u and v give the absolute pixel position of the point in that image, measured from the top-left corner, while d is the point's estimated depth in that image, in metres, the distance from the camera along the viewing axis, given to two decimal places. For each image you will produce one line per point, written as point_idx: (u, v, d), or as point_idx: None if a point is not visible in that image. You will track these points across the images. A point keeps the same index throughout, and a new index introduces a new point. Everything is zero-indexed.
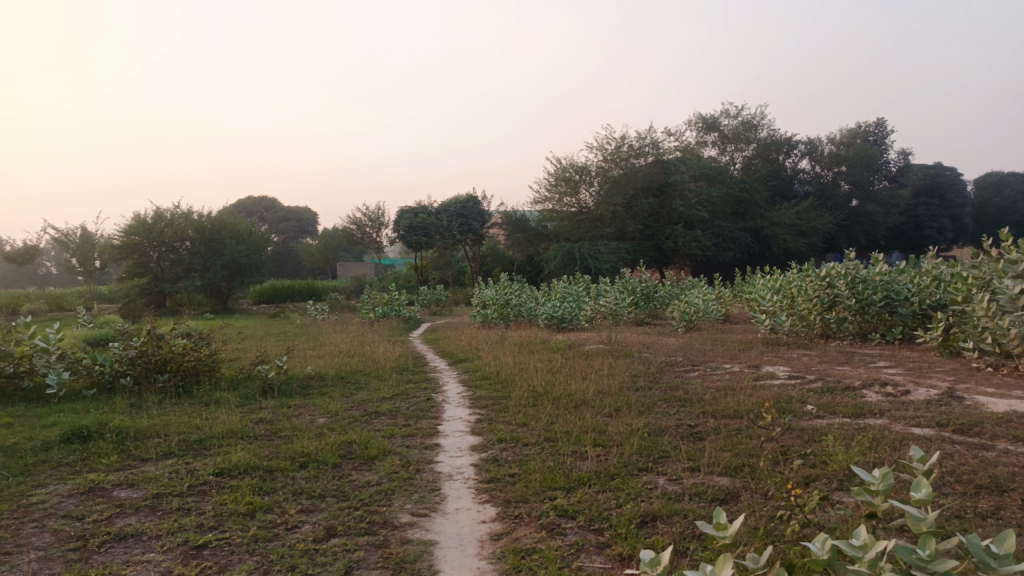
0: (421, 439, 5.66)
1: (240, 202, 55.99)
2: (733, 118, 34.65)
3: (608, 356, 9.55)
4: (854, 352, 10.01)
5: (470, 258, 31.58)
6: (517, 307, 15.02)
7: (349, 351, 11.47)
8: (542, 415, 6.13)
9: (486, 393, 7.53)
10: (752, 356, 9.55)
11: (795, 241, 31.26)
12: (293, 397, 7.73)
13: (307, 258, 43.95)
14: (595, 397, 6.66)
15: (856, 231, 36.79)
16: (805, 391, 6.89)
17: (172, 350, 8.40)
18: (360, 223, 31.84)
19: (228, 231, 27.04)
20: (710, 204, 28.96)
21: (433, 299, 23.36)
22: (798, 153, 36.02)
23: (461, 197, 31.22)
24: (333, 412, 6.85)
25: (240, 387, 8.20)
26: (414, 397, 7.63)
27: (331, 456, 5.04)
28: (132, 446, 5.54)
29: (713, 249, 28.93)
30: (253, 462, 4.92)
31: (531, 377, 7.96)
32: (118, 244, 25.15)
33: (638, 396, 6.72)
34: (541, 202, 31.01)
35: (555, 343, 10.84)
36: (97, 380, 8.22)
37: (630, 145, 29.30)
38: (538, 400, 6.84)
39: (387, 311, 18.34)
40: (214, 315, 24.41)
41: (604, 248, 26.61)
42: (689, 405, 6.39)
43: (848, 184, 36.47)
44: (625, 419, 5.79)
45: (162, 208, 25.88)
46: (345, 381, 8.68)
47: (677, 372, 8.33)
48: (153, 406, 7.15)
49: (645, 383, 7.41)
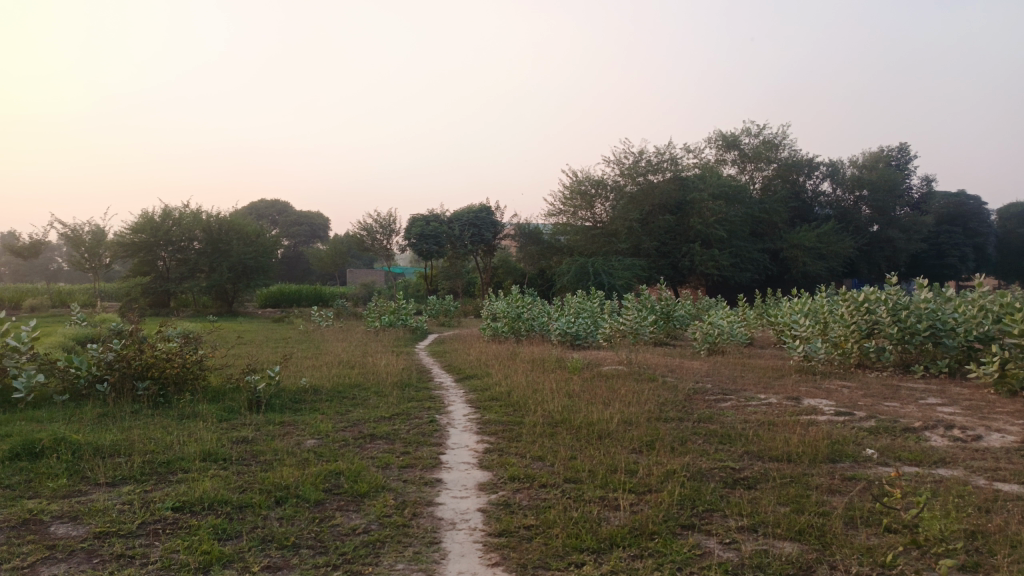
0: (420, 471, 4.89)
1: (253, 205, 55.64)
2: (754, 137, 33.78)
3: (629, 379, 8.75)
4: (897, 385, 9.17)
5: (480, 269, 31.45)
6: (529, 321, 14.26)
7: (350, 362, 10.73)
8: (561, 448, 5.37)
9: (496, 418, 6.76)
10: (787, 386, 8.73)
11: (814, 264, 30.34)
12: (282, 413, 6.97)
13: (315, 264, 43.35)
14: (620, 429, 5.88)
15: (876, 256, 35.84)
16: (857, 431, 6.09)
17: (155, 354, 7.66)
18: (370, 229, 31.21)
19: (236, 232, 26.42)
20: (728, 223, 28.13)
21: (441, 310, 22.61)
22: (819, 175, 35.05)
23: (474, 207, 30.56)
24: (325, 433, 6.10)
25: (225, 398, 7.46)
26: (416, 418, 6.87)
27: (313, 492, 4.27)
28: (87, 467, 4.77)
29: (730, 269, 28.06)
30: (221, 496, 4.16)
31: (546, 401, 7.18)
32: (123, 241, 24.58)
33: (670, 430, 5.94)
34: (555, 215, 30.21)
35: (571, 362, 10.06)
36: (70, 385, 7.48)
37: (648, 161, 28.60)
38: (554, 429, 6.06)
39: (393, 320, 17.59)
40: (218, 318, 23.76)
41: (618, 263, 25.82)
42: (730, 442, 5.60)
43: (869, 209, 35.55)
44: (658, 458, 5.01)
45: (171, 207, 25.37)
46: (342, 396, 7.94)
47: (708, 401, 7.53)
48: (125, 418, 6.42)
49: (675, 414, 6.61)
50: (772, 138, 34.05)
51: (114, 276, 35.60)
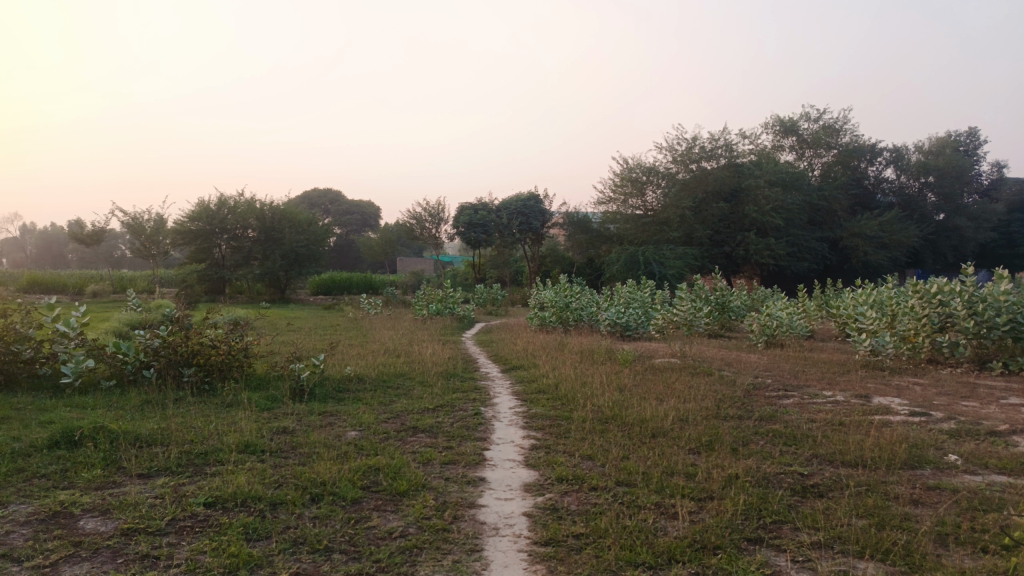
0: (463, 468, 4.63)
1: (306, 194, 56.38)
2: (813, 122, 32.45)
3: (683, 373, 8.36)
4: (974, 383, 8.53)
5: (528, 258, 31.14)
6: (577, 311, 13.90)
7: (397, 351, 10.58)
8: (612, 447, 5.07)
9: (543, 412, 6.47)
10: (853, 382, 8.21)
11: (876, 254, 29.10)
12: (325, 402, 6.83)
13: (365, 252, 43.68)
14: (674, 427, 5.54)
15: (941, 246, 34.24)
16: (935, 433, 5.60)
17: (201, 341, 7.61)
18: (419, 218, 31.22)
19: (289, 220, 26.54)
20: (785, 211, 27.17)
21: (489, 299, 22.40)
22: (882, 161, 33.59)
23: (523, 195, 30.23)
24: (366, 425, 5.91)
25: (269, 386, 7.36)
26: (460, 410, 6.63)
27: (350, 489, 4.05)
28: (125, 457, 4.66)
29: (786, 259, 27.11)
30: (254, 491, 3.97)
31: (596, 395, 6.86)
32: (181, 229, 25.10)
33: (729, 429, 5.57)
34: (605, 203, 29.68)
35: (622, 354, 9.70)
36: (119, 371, 7.47)
37: (701, 147, 27.80)
38: (605, 425, 5.75)
39: (441, 309, 17.43)
40: (270, 305, 24.02)
41: (670, 252, 25.17)
42: (795, 444, 5.20)
43: (935, 196, 33.96)
44: (717, 460, 4.65)
45: (226, 195, 25.81)
46: (386, 386, 7.77)
47: (769, 398, 7.10)
48: (168, 407, 6.34)
49: (735, 412, 6.23)
50: (832, 123, 32.61)
51: (172, 264, 36.59)
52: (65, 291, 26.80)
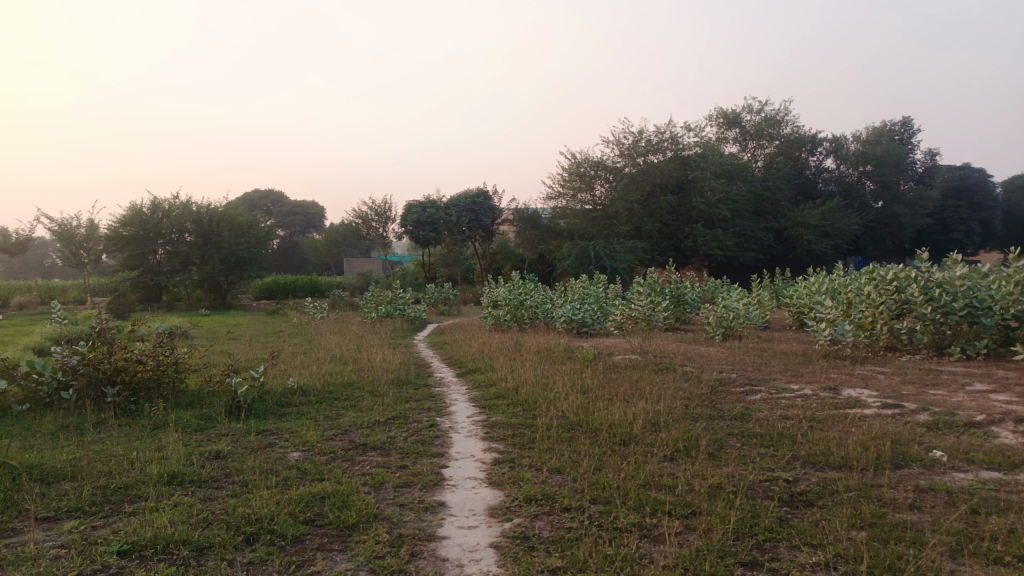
0: (419, 492, 4.16)
1: (247, 196, 54.66)
2: (755, 113, 32.80)
3: (645, 371, 8.05)
4: (935, 369, 8.43)
5: (479, 255, 30.68)
6: (532, 308, 13.55)
7: (344, 357, 10.00)
8: (583, 458, 4.69)
9: (504, 420, 6.06)
10: (817, 374, 8.02)
11: (819, 243, 29.57)
12: (266, 419, 6.27)
13: (310, 254, 42.42)
14: (645, 432, 5.18)
15: (881, 233, 35.08)
16: (913, 427, 5.38)
17: (126, 357, 6.93)
18: (365, 217, 30.42)
19: (229, 223, 25.51)
20: (732, 202, 27.35)
21: (440, 298, 21.87)
22: (822, 151, 34.16)
23: (471, 191, 29.73)
24: (310, 444, 5.38)
25: (204, 404, 6.74)
26: (414, 422, 6.16)
27: (291, 526, 3.55)
28: (28, 497, 4.03)
29: (733, 250, 27.31)
30: (177, 535, 3.43)
31: (558, 399, 6.47)
32: (112, 235, 23.80)
33: (702, 432, 5.25)
34: (554, 198, 29.40)
35: (581, 352, 9.35)
36: (32, 394, 6.71)
37: (648, 140, 27.73)
38: (571, 433, 5.36)
39: (391, 310, 16.83)
40: (211, 312, 22.96)
41: (620, 246, 25.04)
42: (774, 446, 4.91)
43: (873, 184, 34.75)
44: (696, 469, 4.30)
45: (160, 198, 24.58)
46: (333, 397, 7.25)
47: (737, 395, 6.83)
48: (86, 433, 5.68)
49: (705, 412, 5.93)
50: (773, 115, 33.02)
51: (105, 271, 34.93)
52: None
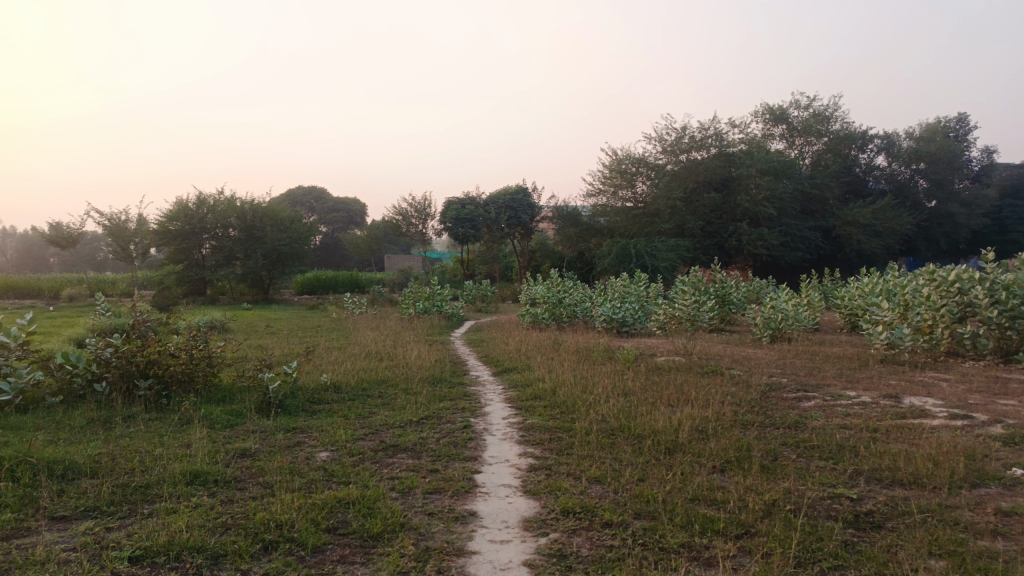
0: (449, 499, 3.91)
1: (289, 192, 55.31)
2: (803, 109, 31.82)
3: (689, 373, 7.68)
4: (1002, 377, 7.87)
5: (518, 253, 30.44)
6: (571, 307, 13.23)
7: (379, 354, 9.84)
8: (626, 467, 4.39)
9: (540, 423, 5.78)
10: (874, 380, 7.57)
11: (869, 243, 28.57)
12: (297, 416, 6.11)
13: (351, 250, 42.70)
14: (692, 441, 4.85)
15: (934, 233, 33.77)
16: (987, 440, 4.94)
17: (159, 350, 6.84)
18: (405, 214, 30.42)
19: (271, 219, 25.71)
20: (778, 200, 26.58)
21: (478, 295, 21.68)
22: (873, 148, 33.00)
23: (511, 188, 29.49)
24: (339, 444, 5.18)
25: (235, 399, 6.62)
26: (447, 423, 5.92)
27: (312, 534, 3.34)
28: (47, 495, 3.88)
29: (779, 249, 26.53)
30: (193, 541, 3.24)
31: (599, 402, 6.17)
32: (158, 229, 24.19)
33: (754, 442, 4.90)
34: (594, 195, 28.98)
35: (621, 352, 9.01)
36: (65, 386, 6.64)
37: (691, 137, 27.09)
38: (611, 439, 5.06)
39: (428, 307, 16.68)
40: (253, 307, 23.15)
41: (661, 244, 24.51)
42: (833, 459, 4.55)
43: (926, 183, 33.48)
44: (750, 484, 3.97)
45: (205, 194, 24.88)
46: (366, 395, 7.07)
47: (789, 402, 6.43)
48: (114, 428, 5.57)
49: (756, 419, 5.57)
50: (822, 110, 31.99)
51: (152, 265, 35.65)
52: (40, 296, 25.83)
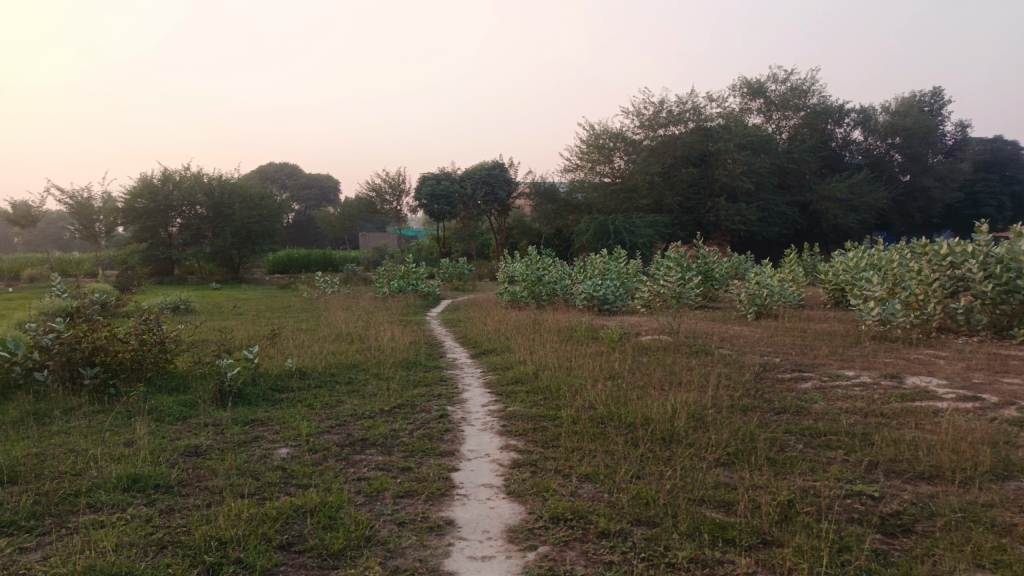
0: (424, 505, 3.45)
1: (260, 169, 53.95)
2: (780, 83, 31.33)
3: (676, 353, 7.28)
4: (1000, 354, 7.56)
5: (495, 229, 29.90)
6: (550, 285, 12.78)
7: (350, 336, 9.34)
8: (621, 462, 3.96)
9: (523, 411, 5.33)
10: (869, 359, 7.22)
11: (846, 217, 28.43)
12: (256, 407, 5.60)
13: (323, 227, 41.77)
14: (690, 431, 4.44)
15: (909, 208, 33.77)
16: (1002, 425, 4.58)
17: (106, 336, 6.26)
18: (379, 190, 29.64)
19: (240, 195, 24.78)
20: (755, 175, 26.25)
21: (455, 273, 21.15)
22: (850, 122, 32.71)
23: (487, 163, 28.85)
24: (302, 439, 4.68)
25: (191, 388, 6.09)
26: (421, 412, 5.44)
27: (261, 554, 2.87)
28: None
29: (757, 224, 26.27)
30: (119, 566, 2.75)
31: (585, 386, 5.74)
32: (122, 207, 23.27)
33: (756, 430, 4.50)
34: (571, 170, 28.45)
35: (605, 332, 8.57)
36: (2, 375, 6.06)
37: (669, 111, 26.56)
38: (601, 428, 4.64)
39: (403, 285, 16.11)
40: (221, 286, 22.40)
41: (640, 220, 24.12)
42: (844, 448, 4.16)
43: (901, 157, 33.42)
44: (759, 482, 3.57)
45: (170, 170, 23.90)
46: (334, 381, 6.57)
47: (785, 383, 6.06)
48: (49, 424, 5.00)
49: (755, 405, 5.18)
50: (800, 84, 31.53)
51: (118, 244, 34.53)
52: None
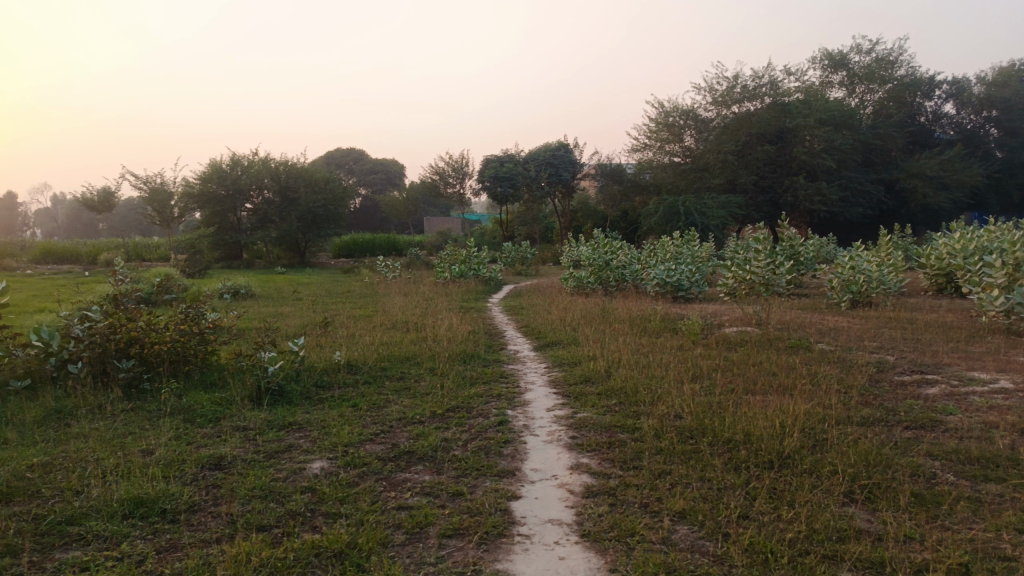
0: (476, 551, 2.75)
1: (328, 154, 54.44)
2: (865, 54, 29.06)
3: (769, 349, 6.38)
4: None
5: (559, 212, 29.02)
6: (619, 270, 11.88)
7: (406, 325, 8.73)
8: (724, 497, 3.17)
9: (596, 419, 4.57)
10: (1002, 359, 6.11)
11: (937, 196, 26.29)
12: (295, 407, 5.03)
13: (388, 212, 41.62)
14: (809, 455, 3.60)
15: (1006, 185, 31.13)
16: None
17: (143, 325, 5.79)
18: (442, 173, 29.14)
19: (306, 178, 24.58)
20: (837, 151, 24.55)
21: (518, 258, 20.42)
22: (941, 95, 30.36)
23: (551, 144, 27.97)
24: (340, 450, 4.05)
25: (230, 383, 5.56)
26: (477, 417, 4.74)
27: None
28: None
29: (839, 205, 24.60)
30: None
31: (668, 391, 4.93)
32: (193, 192, 23.43)
33: (890, 453, 3.64)
34: (639, 150, 27.26)
35: (685, 323, 7.68)
36: (35, 367, 5.62)
37: (744, 86, 25.06)
38: (693, 446, 3.85)
39: (465, 270, 15.47)
40: (287, 270, 22.31)
41: (713, 200, 22.79)
42: (1011, 482, 3.26)
43: (998, 131, 30.85)
44: (908, 530, 2.74)
45: (239, 154, 23.90)
46: (384, 377, 5.95)
47: (907, 389, 5.08)
48: (70, 426, 4.51)
49: (881, 418, 4.29)
50: (885, 56, 29.22)
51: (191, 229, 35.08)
52: (79, 261, 25.29)
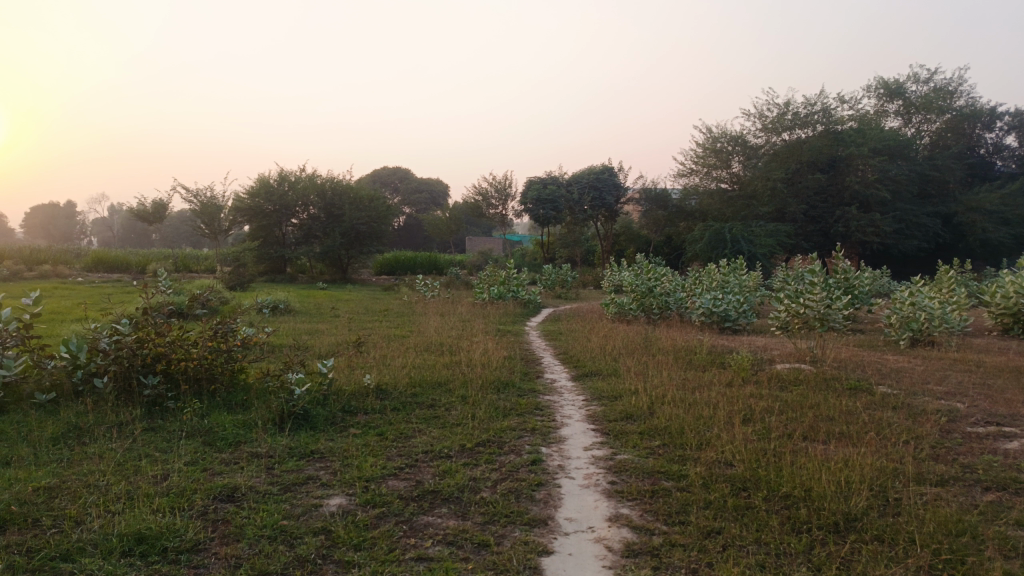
0: None
1: (374, 172, 55.11)
2: (923, 83, 28.12)
3: (826, 390, 5.91)
4: None
5: (601, 236, 28.64)
6: (662, 297, 11.45)
7: (441, 347, 8.47)
8: (784, 566, 2.80)
9: (638, 462, 4.22)
10: None
11: (997, 232, 25.15)
12: (319, 434, 4.78)
13: (430, 231, 41.73)
14: (879, 520, 3.19)
15: None
16: None
17: (171, 340, 5.64)
18: (485, 193, 29.07)
19: (351, 196, 24.70)
20: (891, 182, 23.74)
21: (558, 280, 20.09)
22: (1002, 126, 29.30)
23: (596, 167, 27.70)
24: (361, 485, 3.77)
25: (256, 404, 5.35)
26: (509, 454, 4.42)
27: None
28: None
29: (892, 237, 23.72)
30: None
31: (716, 434, 4.54)
32: (240, 206, 23.72)
33: (974, 521, 3.20)
34: (685, 175, 26.80)
35: (733, 358, 7.24)
36: (61, 380, 5.51)
37: (795, 113, 24.47)
38: (747, 501, 3.47)
39: (503, 292, 15.21)
40: (327, 286, 22.36)
41: (760, 229, 22.17)
42: None
43: None
44: None
45: (287, 171, 24.15)
46: (413, 404, 5.67)
47: (982, 442, 4.60)
48: (85, 445, 4.33)
49: (958, 476, 3.85)
50: (944, 85, 28.30)
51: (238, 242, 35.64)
52: (129, 270, 25.77)
